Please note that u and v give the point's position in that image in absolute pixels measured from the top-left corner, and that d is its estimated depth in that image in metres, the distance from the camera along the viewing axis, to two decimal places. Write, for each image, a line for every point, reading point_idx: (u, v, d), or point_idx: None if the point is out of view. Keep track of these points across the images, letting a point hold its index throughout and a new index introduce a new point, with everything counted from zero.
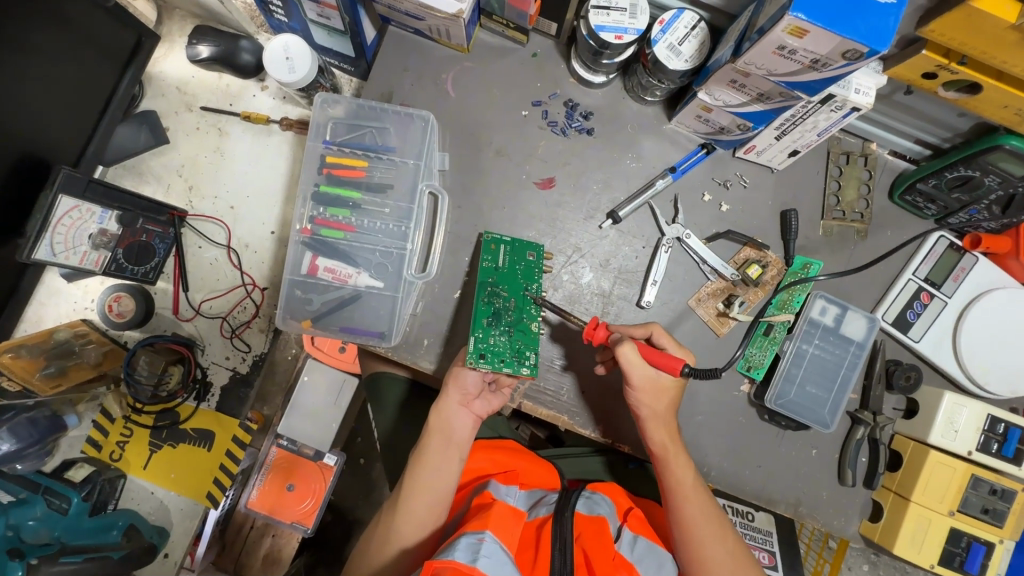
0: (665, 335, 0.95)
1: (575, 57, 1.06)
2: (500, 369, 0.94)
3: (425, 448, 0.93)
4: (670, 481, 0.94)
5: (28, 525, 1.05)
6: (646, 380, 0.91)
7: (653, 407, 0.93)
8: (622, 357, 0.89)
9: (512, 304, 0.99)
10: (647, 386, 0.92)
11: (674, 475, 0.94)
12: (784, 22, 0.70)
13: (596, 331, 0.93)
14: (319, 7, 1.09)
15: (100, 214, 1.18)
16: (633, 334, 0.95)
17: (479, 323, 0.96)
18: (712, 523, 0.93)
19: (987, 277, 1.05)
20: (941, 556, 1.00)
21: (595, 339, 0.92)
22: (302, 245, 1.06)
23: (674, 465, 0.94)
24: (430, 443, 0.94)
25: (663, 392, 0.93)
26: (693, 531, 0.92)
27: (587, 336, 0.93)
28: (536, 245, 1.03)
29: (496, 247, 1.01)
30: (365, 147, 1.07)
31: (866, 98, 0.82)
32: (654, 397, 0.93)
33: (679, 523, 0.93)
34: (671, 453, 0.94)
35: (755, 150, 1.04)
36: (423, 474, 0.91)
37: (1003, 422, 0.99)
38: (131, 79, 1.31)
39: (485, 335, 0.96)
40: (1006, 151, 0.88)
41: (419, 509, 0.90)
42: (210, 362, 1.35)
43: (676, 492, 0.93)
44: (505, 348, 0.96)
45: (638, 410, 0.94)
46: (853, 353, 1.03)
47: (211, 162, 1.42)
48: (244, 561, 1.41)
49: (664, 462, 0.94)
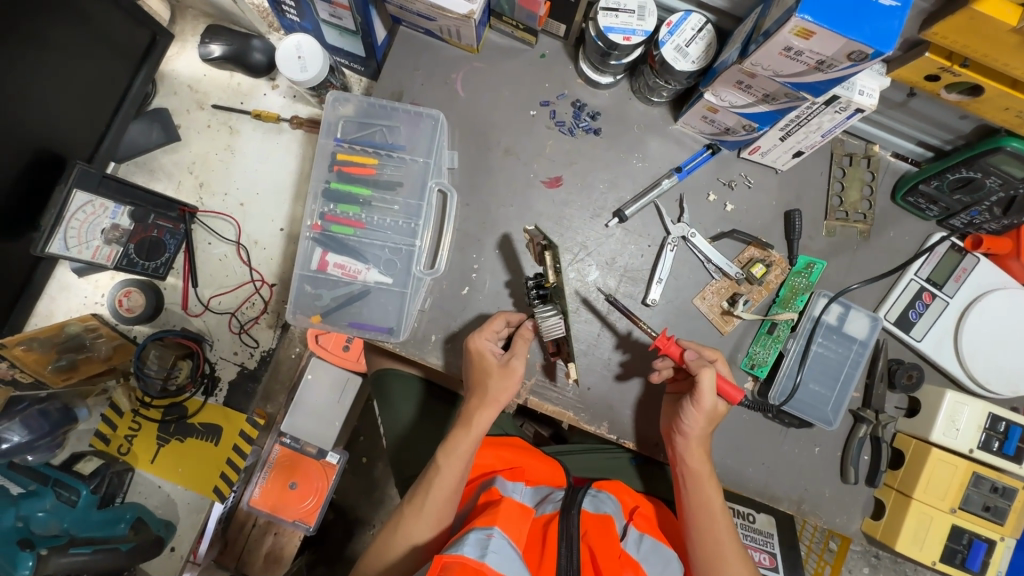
0: (726, 365, 0.98)
1: (583, 59, 1.08)
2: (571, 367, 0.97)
3: (455, 445, 0.94)
4: (696, 496, 0.95)
5: (38, 517, 1.06)
6: (711, 408, 0.93)
7: (704, 429, 0.94)
8: (702, 381, 0.90)
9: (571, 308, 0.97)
10: (709, 412, 0.93)
11: (704, 492, 0.95)
12: (790, 24, 0.71)
13: (669, 345, 0.94)
14: (331, 8, 1.10)
15: (113, 209, 1.21)
16: (704, 352, 0.97)
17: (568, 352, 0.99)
18: (733, 539, 0.94)
19: (988, 277, 1.06)
20: (942, 553, 1.01)
21: (668, 353, 0.94)
22: (312, 241, 1.08)
23: (703, 482, 0.95)
24: (461, 443, 0.94)
25: (716, 420, 0.95)
26: (717, 546, 0.93)
27: (662, 349, 0.94)
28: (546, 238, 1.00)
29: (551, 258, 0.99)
30: (376, 145, 1.08)
31: (870, 99, 0.84)
32: (705, 422, 0.94)
33: (701, 539, 0.94)
34: (705, 472, 0.96)
35: (760, 151, 1.05)
36: (451, 470, 0.93)
37: (1004, 421, 1.00)
38: (144, 78, 1.33)
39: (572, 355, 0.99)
40: (1007, 153, 0.90)
41: (436, 504, 0.91)
42: (218, 358, 1.38)
43: (703, 510, 0.95)
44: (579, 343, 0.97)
45: (690, 430, 0.94)
46: (856, 352, 1.05)
47: (222, 160, 1.43)
48: (248, 558, 1.42)
49: (694, 480, 0.96)
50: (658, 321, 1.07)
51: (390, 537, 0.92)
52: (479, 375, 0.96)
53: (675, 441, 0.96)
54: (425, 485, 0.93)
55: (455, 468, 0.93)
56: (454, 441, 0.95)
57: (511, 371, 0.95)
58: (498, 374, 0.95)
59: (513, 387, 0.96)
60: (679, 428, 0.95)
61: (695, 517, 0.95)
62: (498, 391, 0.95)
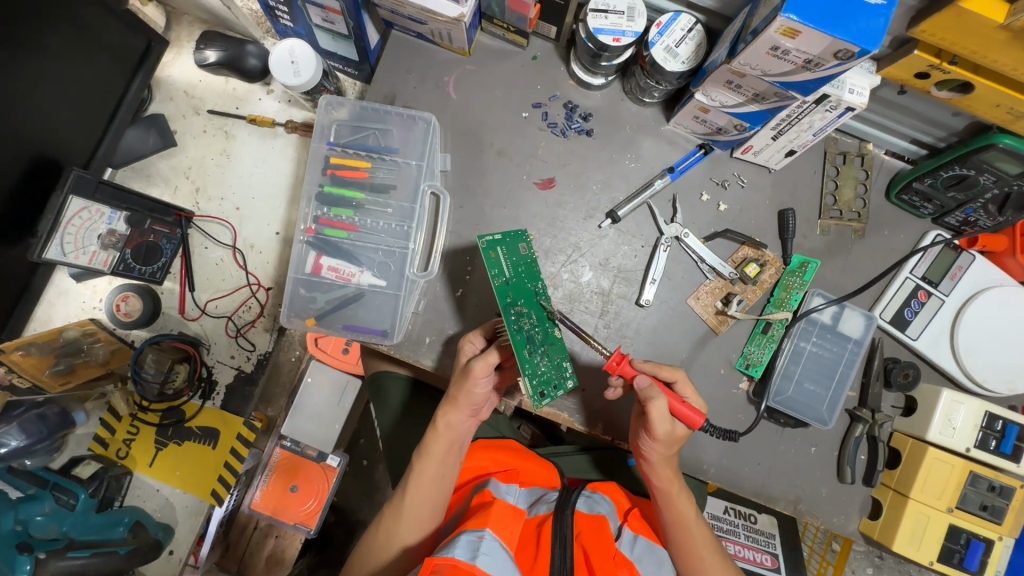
0: (688, 387, 0.93)
1: (575, 60, 1.08)
2: (554, 394, 0.93)
3: (429, 445, 0.96)
4: (672, 515, 0.95)
5: (37, 521, 1.09)
6: (667, 434, 0.88)
7: (666, 453, 0.92)
8: (652, 410, 0.85)
9: (536, 319, 0.94)
10: (665, 438, 0.89)
11: (677, 509, 0.95)
12: (776, 23, 0.71)
13: (622, 365, 0.85)
14: (324, 12, 1.11)
15: (109, 216, 1.21)
16: (658, 373, 0.92)
17: (523, 357, 0.91)
18: (715, 552, 0.96)
19: (984, 275, 1.06)
20: (941, 553, 1.00)
21: (620, 374, 0.86)
22: (306, 245, 1.08)
23: (677, 500, 0.95)
24: (435, 445, 0.96)
25: (677, 441, 0.91)
26: (700, 561, 0.94)
27: (611, 371, 0.85)
28: (525, 236, 0.99)
29: (494, 254, 0.96)
30: (368, 149, 1.09)
31: (861, 97, 0.84)
32: (667, 446, 0.90)
33: (682, 553, 0.95)
34: (675, 489, 0.95)
35: (752, 150, 1.05)
36: (426, 474, 0.94)
37: (1001, 419, 0.99)
38: (140, 83, 1.34)
39: (531, 367, 0.91)
40: (1000, 150, 0.89)
41: (417, 511, 0.93)
42: (215, 361, 1.38)
43: (679, 525, 0.95)
44: (548, 372, 0.93)
45: (649, 455, 0.93)
46: (851, 351, 1.05)
47: (218, 165, 1.44)
48: (249, 561, 1.42)
49: (666, 498, 0.95)
50: (652, 321, 1.07)
51: (391, 530, 0.93)
52: (453, 377, 0.95)
53: (641, 464, 0.96)
54: (404, 489, 0.95)
55: (432, 471, 0.94)
56: (428, 442, 0.96)
57: (468, 373, 0.90)
58: (459, 374, 0.93)
59: (472, 389, 0.92)
60: (641, 452, 0.94)
61: (676, 535, 0.95)
62: (457, 391, 0.93)
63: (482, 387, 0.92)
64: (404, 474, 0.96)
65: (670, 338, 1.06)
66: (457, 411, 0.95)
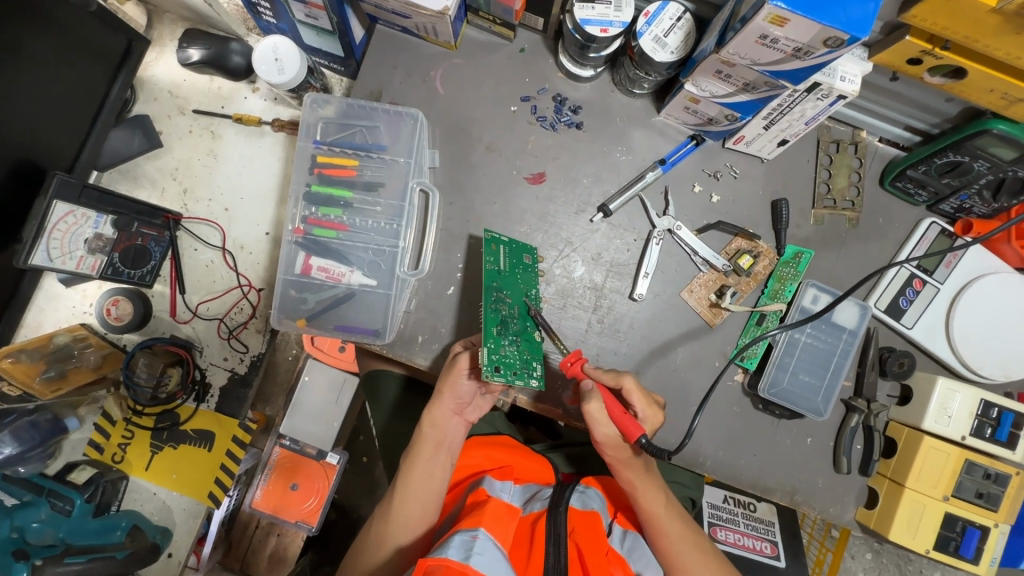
0: (637, 393, 0.91)
1: (563, 52, 1.06)
2: (514, 382, 0.88)
3: (421, 447, 0.95)
4: (643, 509, 0.94)
5: (32, 527, 1.10)
6: (609, 437, 0.90)
7: (619, 455, 0.92)
8: (588, 412, 0.87)
9: (517, 312, 0.95)
10: (610, 440, 0.90)
11: (647, 501, 0.94)
12: (764, 11, 0.70)
13: (575, 365, 0.90)
14: (307, 8, 1.09)
15: (95, 219, 1.20)
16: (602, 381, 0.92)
17: (491, 333, 0.89)
18: (691, 547, 0.94)
19: (979, 262, 1.05)
20: (937, 541, 1.00)
21: (573, 374, 0.90)
22: (294, 245, 1.07)
23: (643, 494, 0.94)
24: (424, 446, 0.96)
25: (624, 445, 0.91)
26: (676, 555, 0.93)
27: (565, 370, 0.90)
28: (531, 250, 1.02)
29: (496, 247, 0.98)
30: (355, 146, 1.08)
31: (852, 85, 0.82)
32: (616, 448, 0.91)
33: (660, 548, 0.94)
34: (642, 481, 0.95)
35: (743, 141, 1.04)
36: (422, 474, 0.94)
37: (996, 407, 0.99)
38: (122, 85, 1.32)
39: (496, 344, 0.89)
40: (994, 135, 0.88)
41: (412, 510, 0.93)
42: (209, 364, 1.37)
43: (650, 517, 0.94)
44: (515, 359, 0.91)
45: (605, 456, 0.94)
46: (846, 341, 1.04)
47: (205, 165, 1.43)
48: (251, 559, 1.44)
49: (632, 491, 0.95)
50: (645, 315, 1.06)
51: (385, 531, 0.93)
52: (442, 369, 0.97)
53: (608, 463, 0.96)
54: (396, 489, 0.94)
55: (424, 470, 0.94)
56: (421, 445, 0.96)
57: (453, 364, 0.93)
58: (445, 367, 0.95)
59: (457, 381, 0.93)
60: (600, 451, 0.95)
61: (649, 528, 0.95)
62: (443, 383, 0.94)
63: (466, 382, 0.94)
64: (396, 472, 0.96)
65: (663, 331, 1.06)
66: (442, 407, 0.96)
